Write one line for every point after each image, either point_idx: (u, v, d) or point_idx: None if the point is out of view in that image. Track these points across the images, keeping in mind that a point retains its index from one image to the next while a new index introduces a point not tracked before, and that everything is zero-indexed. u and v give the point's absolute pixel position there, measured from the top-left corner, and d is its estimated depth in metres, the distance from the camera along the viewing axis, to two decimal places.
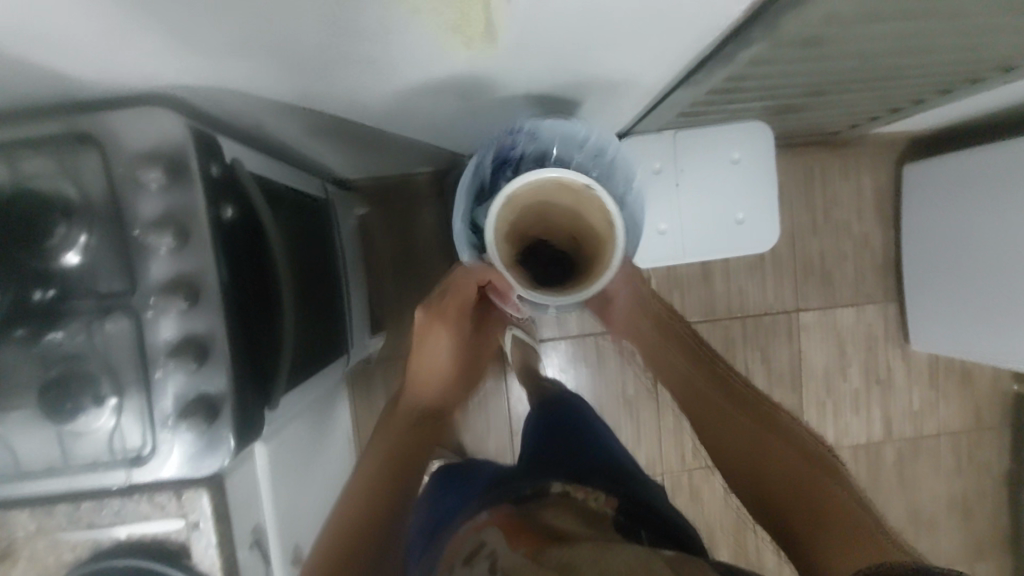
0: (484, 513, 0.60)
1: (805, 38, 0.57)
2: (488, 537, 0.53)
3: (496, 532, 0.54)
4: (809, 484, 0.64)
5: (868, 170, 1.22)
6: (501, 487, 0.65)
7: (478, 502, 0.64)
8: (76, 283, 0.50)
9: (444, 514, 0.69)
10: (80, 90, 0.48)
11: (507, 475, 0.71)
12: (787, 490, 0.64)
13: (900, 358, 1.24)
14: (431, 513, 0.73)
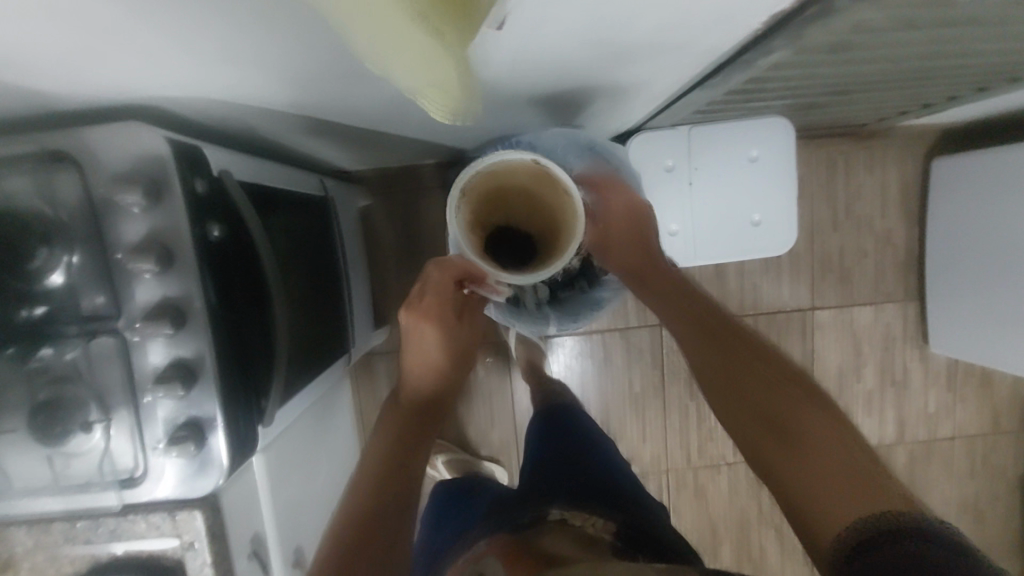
0: (483, 542, 0.61)
1: (832, 44, 0.54)
2: (487, 569, 0.54)
3: (496, 563, 0.54)
4: (799, 432, 0.59)
5: (895, 163, 1.16)
6: (501, 515, 0.66)
7: (479, 532, 0.65)
8: (60, 304, 0.49)
9: (444, 543, 0.69)
10: (56, 104, 0.46)
11: (507, 498, 0.71)
12: (776, 443, 0.59)
13: (918, 359, 1.21)
14: (435, 538, 0.73)
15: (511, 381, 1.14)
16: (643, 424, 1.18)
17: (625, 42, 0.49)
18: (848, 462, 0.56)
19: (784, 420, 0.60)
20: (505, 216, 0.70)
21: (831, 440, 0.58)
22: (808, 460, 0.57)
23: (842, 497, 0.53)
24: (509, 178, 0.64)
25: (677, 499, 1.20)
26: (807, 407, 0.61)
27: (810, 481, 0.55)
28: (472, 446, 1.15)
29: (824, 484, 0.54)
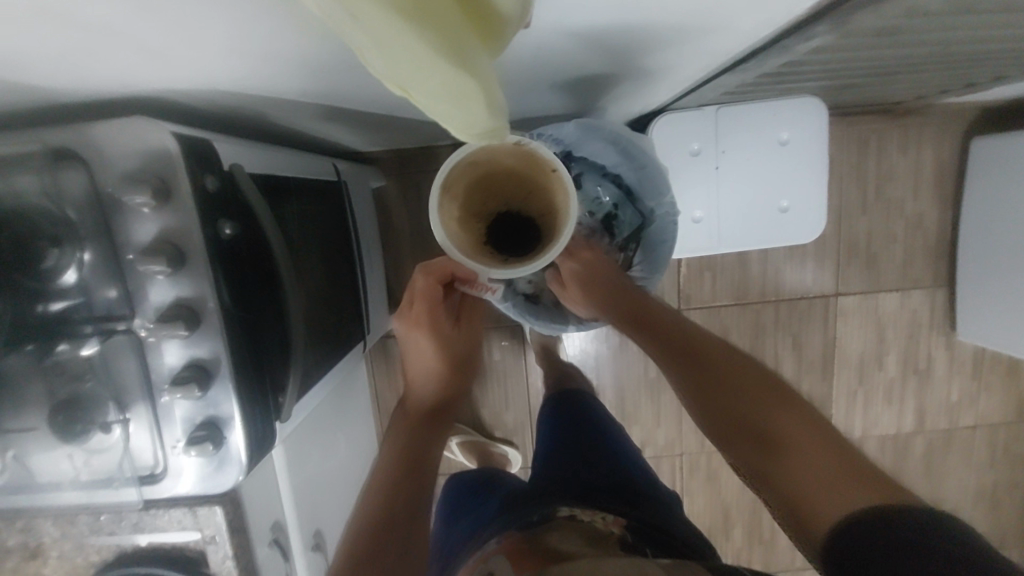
0: (493, 541, 0.61)
1: (883, 28, 0.50)
2: (494, 566, 0.54)
3: (502, 561, 0.54)
4: (774, 435, 0.54)
5: (931, 142, 1.10)
6: (513, 514, 0.65)
7: (489, 531, 0.64)
8: (74, 303, 0.48)
9: (459, 541, 0.70)
10: (60, 98, 0.44)
11: (519, 495, 0.71)
12: (762, 455, 0.54)
13: (943, 347, 1.18)
14: (454, 533, 0.73)
15: (526, 365, 1.13)
16: (658, 409, 1.18)
17: (657, 27, 0.46)
18: (838, 456, 0.50)
19: (763, 426, 0.55)
20: (504, 201, 0.66)
21: (815, 439, 0.52)
22: (795, 465, 0.51)
23: (838, 496, 0.47)
24: (494, 163, 0.60)
25: (689, 483, 1.20)
26: (784, 408, 0.56)
27: (802, 486, 0.50)
28: (487, 429, 1.15)
29: (817, 487, 0.49)
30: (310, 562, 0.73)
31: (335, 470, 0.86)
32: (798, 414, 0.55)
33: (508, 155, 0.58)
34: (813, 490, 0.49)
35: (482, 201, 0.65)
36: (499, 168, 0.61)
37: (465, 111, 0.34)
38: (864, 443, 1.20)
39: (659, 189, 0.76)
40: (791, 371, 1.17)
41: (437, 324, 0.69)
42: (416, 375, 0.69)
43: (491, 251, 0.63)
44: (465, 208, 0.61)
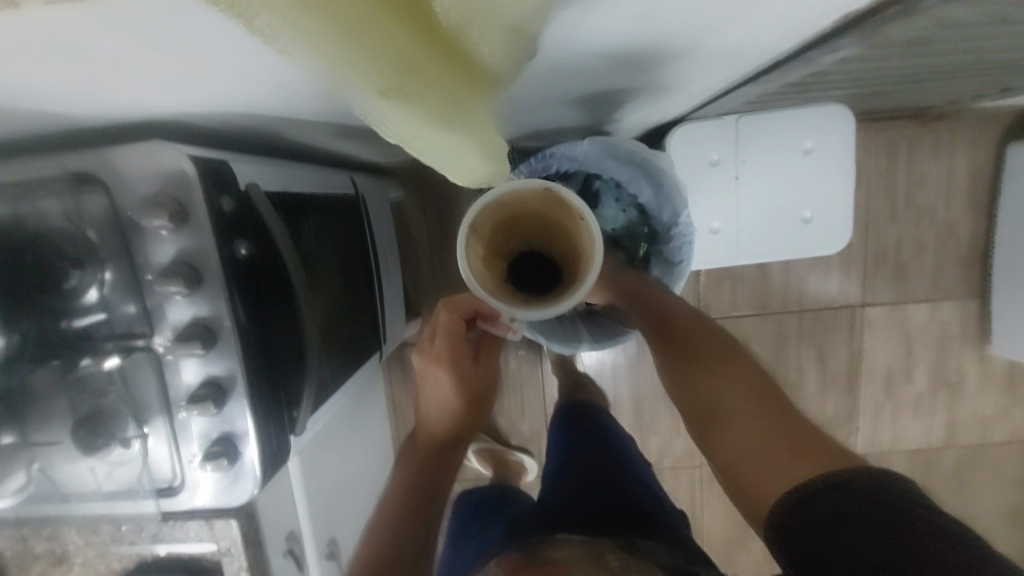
0: (493, 561, 0.59)
1: (913, 39, 0.48)
2: None
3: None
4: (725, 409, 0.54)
5: (964, 148, 1.06)
6: (517, 539, 0.64)
7: (494, 553, 0.63)
8: (97, 321, 0.49)
9: (467, 564, 0.69)
10: (83, 123, 0.45)
11: (526, 521, 0.69)
12: (716, 432, 0.53)
13: (975, 360, 1.13)
14: (465, 554, 0.72)
15: (541, 374, 1.13)
16: (675, 420, 1.16)
17: (674, 43, 0.45)
18: (790, 433, 0.49)
19: (714, 401, 0.55)
20: (527, 243, 0.67)
21: (765, 415, 0.51)
22: (742, 439, 0.51)
23: (789, 472, 0.46)
24: (519, 204, 0.60)
25: (708, 495, 1.18)
26: (736, 381, 0.55)
27: (751, 463, 0.49)
28: (502, 437, 1.15)
29: (764, 462, 0.48)
30: (324, 569, 0.74)
31: (350, 479, 0.87)
32: (751, 386, 0.54)
33: (535, 195, 0.59)
34: (758, 466, 0.48)
35: (507, 240, 0.64)
36: (524, 209, 0.62)
37: (463, 162, 0.37)
38: (891, 458, 1.17)
39: (677, 207, 0.73)
40: (814, 383, 1.14)
41: (457, 361, 0.65)
42: (432, 409, 0.67)
43: (514, 289, 0.62)
44: (489, 248, 0.61)
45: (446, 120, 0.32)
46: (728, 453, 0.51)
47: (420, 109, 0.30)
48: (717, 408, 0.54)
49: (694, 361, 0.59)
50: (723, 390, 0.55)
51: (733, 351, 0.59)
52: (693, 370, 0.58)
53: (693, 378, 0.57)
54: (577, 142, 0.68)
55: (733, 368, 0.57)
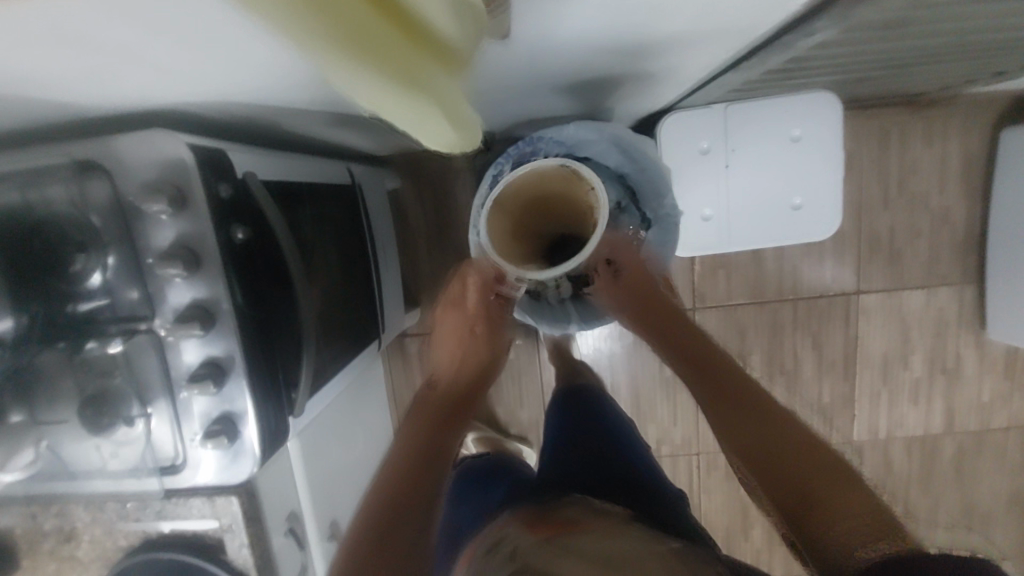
0: (506, 514, 0.61)
1: (890, 20, 0.49)
2: (509, 532, 0.52)
3: (517, 527, 0.53)
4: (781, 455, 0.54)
5: (957, 135, 1.07)
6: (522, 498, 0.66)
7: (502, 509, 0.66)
8: (99, 304, 0.51)
9: (468, 521, 0.71)
10: (85, 113, 0.47)
11: (529, 484, 0.72)
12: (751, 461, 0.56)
13: (973, 346, 1.14)
14: (461, 519, 0.73)
15: (539, 363, 1.15)
16: (673, 408, 1.17)
17: (653, 28, 0.46)
18: (827, 478, 0.51)
19: (769, 447, 0.55)
20: (562, 231, 0.76)
21: (827, 466, 0.52)
22: (776, 473, 0.53)
23: (818, 515, 0.49)
24: (549, 189, 0.72)
25: (707, 482, 1.19)
26: (772, 425, 0.57)
27: (782, 494, 0.52)
28: (501, 426, 1.17)
29: (793, 497, 0.51)
30: (325, 551, 0.76)
31: (350, 464, 0.88)
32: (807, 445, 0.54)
33: (557, 178, 0.69)
34: (788, 496, 0.51)
35: (541, 224, 0.76)
36: (554, 195, 0.72)
37: (427, 129, 0.37)
38: (889, 444, 1.17)
39: (661, 190, 0.75)
40: (811, 370, 1.15)
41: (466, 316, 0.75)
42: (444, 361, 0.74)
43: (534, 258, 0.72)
44: (520, 226, 0.73)
45: (405, 87, 0.32)
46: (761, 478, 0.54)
47: (384, 72, 0.30)
48: (750, 445, 0.57)
49: (739, 408, 0.60)
50: (776, 440, 0.55)
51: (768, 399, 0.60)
52: (730, 409, 0.61)
53: (741, 421, 0.59)
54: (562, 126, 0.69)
55: (771, 415, 0.58)
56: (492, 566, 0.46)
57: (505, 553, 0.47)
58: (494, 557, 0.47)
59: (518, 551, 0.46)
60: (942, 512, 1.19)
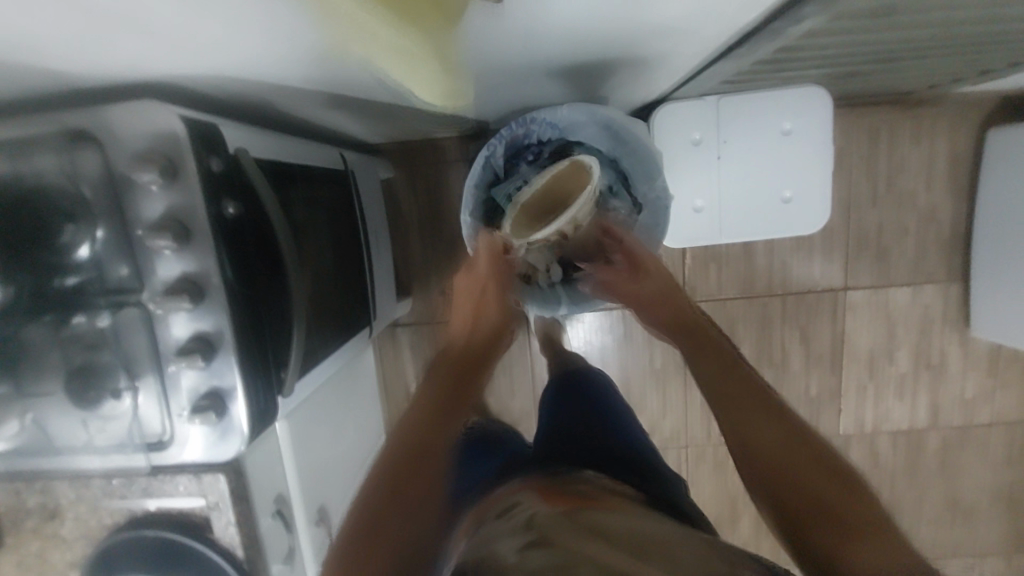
0: (510, 485, 0.56)
1: (878, 8, 0.50)
2: (521, 500, 0.47)
3: (530, 495, 0.47)
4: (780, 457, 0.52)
5: (945, 134, 1.08)
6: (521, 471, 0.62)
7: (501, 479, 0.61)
8: (87, 277, 0.51)
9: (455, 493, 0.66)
10: (76, 82, 0.47)
11: (527, 458, 0.69)
12: (767, 474, 0.52)
13: (958, 343, 1.15)
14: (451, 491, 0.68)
15: (530, 354, 1.15)
16: (662, 400, 1.18)
17: (644, 13, 0.46)
18: (852, 504, 0.49)
19: (767, 445, 0.53)
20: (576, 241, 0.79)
21: (832, 475, 0.50)
22: (799, 494, 0.50)
23: (847, 543, 0.47)
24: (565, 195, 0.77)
25: (695, 475, 1.20)
26: (787, 434, 0.54)
27: (804, 516, 0.49)
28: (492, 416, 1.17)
29: (819, 522, 0.49)
30: (314, 535, 0.75)
31: (338, 448, 0.88)
32: (810, 449, 0.53)
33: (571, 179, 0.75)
34: (810, 518, 0.49)
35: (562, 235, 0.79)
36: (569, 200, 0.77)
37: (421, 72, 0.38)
38: (874, 438, 1.19)
39: (652, 173, 0.76)
40: (798, 364, 1.16)
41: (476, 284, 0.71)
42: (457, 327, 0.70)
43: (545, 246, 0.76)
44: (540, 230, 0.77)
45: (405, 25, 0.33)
46: (780, 493, 0.51)
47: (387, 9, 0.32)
48: (767, 457, 0.53)
49: (740, 399, 0.58)
50: (777, 441, 0.53)
51: (784, 403, 0.56)
52: (743, 412, 0.56)
53: (740, 412, 0.56)
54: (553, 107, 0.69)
55: (787, 422, 0.54)
56: (504, 535, 0.40)
57: (519, 522, 0.41)
58: (507, 526, 0.41)
59: (539, 523, 0.40)
60: (926, 505, 1.21)
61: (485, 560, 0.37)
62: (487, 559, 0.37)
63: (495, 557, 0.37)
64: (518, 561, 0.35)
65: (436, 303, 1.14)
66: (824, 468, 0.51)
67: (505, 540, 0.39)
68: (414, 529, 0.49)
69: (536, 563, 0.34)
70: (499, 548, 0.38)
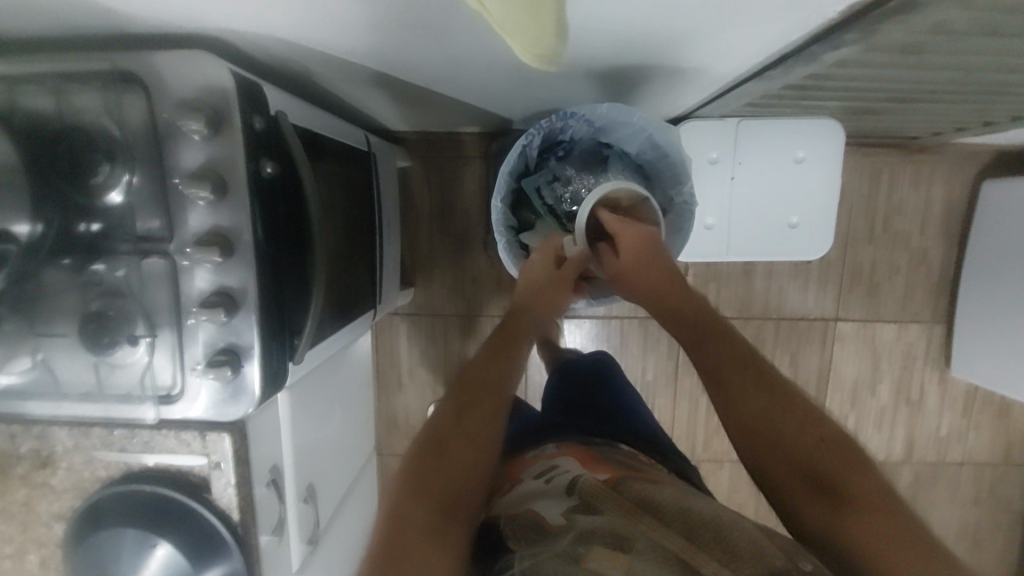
0: (552, 447, 0.60)
1: (907, 44, 0.52)
2: (563, 463, 0.54)
3: (572, 460, 0.54)
4: (774, 433, 0.54)
5: (942, 181, 1.13)
6: (547, 435, 0.65)
7: (530, 445, 0.64)
8: (117, 221, 0.51)
9: None
10: (131, 26, 0.47)
11: (541, 420, 0.70)
12: (760, 446, 0.54)
13: (936, 382, 1.19)
14: None
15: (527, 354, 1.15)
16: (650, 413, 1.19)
17: (691, 24, 0.48)
18: (849, 474, 0.50)
19: (761, 419, 0.55)
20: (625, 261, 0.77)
21: (827, 449, 0.51)
22: (788, 465, 0.52)
23: (841, 512, 0.48)
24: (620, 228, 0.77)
25: None
26: (774, 402, 0.55)
27: (796, 487, 0.52)
28: None
29: (810, 492, 0.51)
30: (301, 511, 0.74)
31: (330, 426, 0.88)
32: (807, 429, 0.53)
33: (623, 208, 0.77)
34: (800, 487, 0.51)
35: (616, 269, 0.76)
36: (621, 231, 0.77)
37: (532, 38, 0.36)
38: None
39: (678, 178, 0.79)
40: None
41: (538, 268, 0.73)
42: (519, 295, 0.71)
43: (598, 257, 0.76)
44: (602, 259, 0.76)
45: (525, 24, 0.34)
46: (773, 466, 0.53)
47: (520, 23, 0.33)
48: (755, 427, 0.55)
49: (734, 373, 0.59)
50: (772, 419, 0.54)
51: (774, 373, 0.58)
52: (735, 385, 0.58)
53: (733, 388, 0.57)
54: (590, 101, 0.72)
55: (775, 390, 0.56)
56: (547, 496, 0.49)
57: (562, 484, 0.50)
58: (550, 487, 0.50)
59: (582, 491, 0.48)
60: None
61: (532, 520, 0.46)
62: (536, 517, 0.47)
63: (545, 517, 0.46)
64: (567, 524, 0.45)
65: (438, 296, 1.14)
66: (816, 436, 0.52)
67: (552, 501, 0.48)
68: (456, 490, 0.49)
69: (586, 525, 0.44)
70: (545, 509, 0.47)
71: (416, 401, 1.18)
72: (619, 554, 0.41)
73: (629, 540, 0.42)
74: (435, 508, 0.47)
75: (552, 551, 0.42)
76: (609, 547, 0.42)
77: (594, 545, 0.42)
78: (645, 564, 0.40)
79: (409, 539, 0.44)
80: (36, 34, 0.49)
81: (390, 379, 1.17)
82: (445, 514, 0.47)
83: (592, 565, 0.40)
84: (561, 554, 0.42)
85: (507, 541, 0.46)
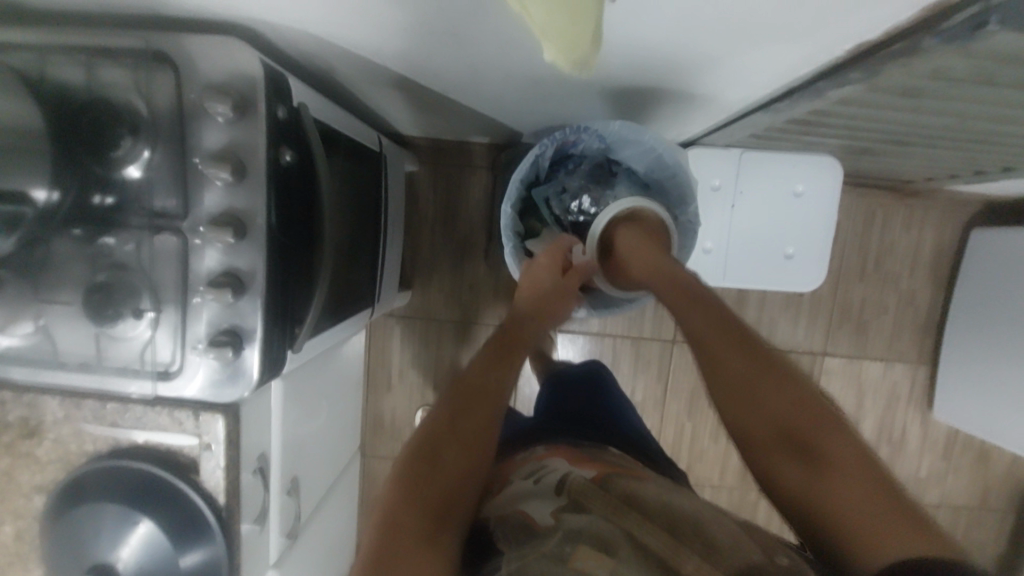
0: (540, 448, 0.60)
1: (910, 86, 0.55)
2: (552, 463, 0.54)
3: (560, 460, 0.55)
4: (755, 395, 0.53)
5: (932, 226, 1.16)
6: (537, 438, 0.66)
7: (519, 448, 0.65)
8: (132, 194, 0.52)
9: None
10: (165, 7, 0.49)
11: (531, 425, 0.71)
12: (739, 407, 0.54)
13: (918, 422, 1.21)
14: None
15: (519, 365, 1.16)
16: None
17: (704, 50, 0.50)
18: (830, 442, 0.50)
19: (745, 377, 0.54)
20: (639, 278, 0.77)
21: (807, 413, 0.51)
22: (766, 423, 0.52)
23: (821, 478, 0.48)
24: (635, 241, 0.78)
25: None
26: (756, 362, 0.55)
27: (774, 451, 0.51)
28: None
29: (792, 459, 0.50)
30: (283, 503, 0.74)
31: (317, 420, 0.87)
32: (790, 395, 0.53)
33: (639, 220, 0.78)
34: (775, 447, 0.51)
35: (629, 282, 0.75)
36: None
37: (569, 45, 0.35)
38: None
39: (683, 198, 0.81)
40: None
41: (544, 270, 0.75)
42: (525, 294, 0.73)
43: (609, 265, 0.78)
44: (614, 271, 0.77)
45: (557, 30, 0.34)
46: (753, 428, 0.53)
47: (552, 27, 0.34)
48: (736, 386, 0.55)
49: (723, 337, 0.58)
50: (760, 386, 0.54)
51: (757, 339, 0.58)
52: (721, 347, 0.57)
53: (720, 354, 0.57)
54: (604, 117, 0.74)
55: (759, 354, 0.56)
56: (535, 496, 0.49)
57: (551, 484, 0.50)
58: (538, 486, 0.51)
59: (572, 488, 0.48)
60: None
61: (522, 519, 0.47)
62: (526, 517, 0.47)
63: (533, 518, 0.46)
64: (556, 522, 0.45)
65: (435, 301, 1.15)
66: (797, 399, 0.52)
67: (541, 501, 0.48)
68: (449, 488, 0.49)
69: (573, 524, 0.44)
70: (535, 509, 0.47)
71: (404, 404, 1.17)
72: (605, 555, 0.41)
73: (616, 543, 0.42)
74: (428, 509, 0.47)
75: (540, 551, 0.42)
76: (595, 547, 0.42)
77: (581, 544, 0.42)
78: (631, 566, 0.41)
79: (403, 542, 0.45)
80: (74, 6, 0.50)
81: (380, 381, 1.17)
82: (442, 516, 0.47)
83: (580, 565, 0.40)
84: (548, 555, 0.42)
85: (497, 542, 0.47)
